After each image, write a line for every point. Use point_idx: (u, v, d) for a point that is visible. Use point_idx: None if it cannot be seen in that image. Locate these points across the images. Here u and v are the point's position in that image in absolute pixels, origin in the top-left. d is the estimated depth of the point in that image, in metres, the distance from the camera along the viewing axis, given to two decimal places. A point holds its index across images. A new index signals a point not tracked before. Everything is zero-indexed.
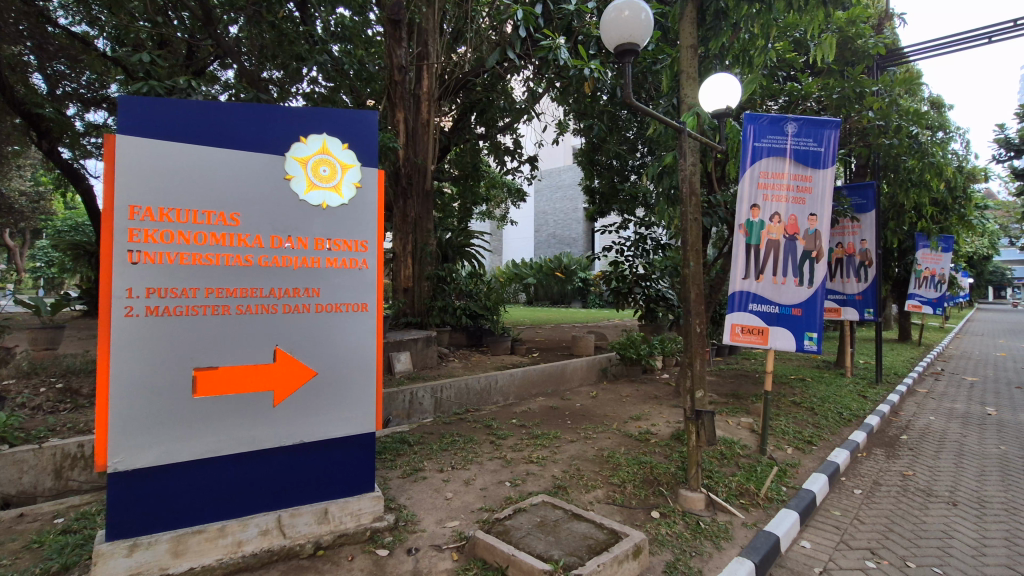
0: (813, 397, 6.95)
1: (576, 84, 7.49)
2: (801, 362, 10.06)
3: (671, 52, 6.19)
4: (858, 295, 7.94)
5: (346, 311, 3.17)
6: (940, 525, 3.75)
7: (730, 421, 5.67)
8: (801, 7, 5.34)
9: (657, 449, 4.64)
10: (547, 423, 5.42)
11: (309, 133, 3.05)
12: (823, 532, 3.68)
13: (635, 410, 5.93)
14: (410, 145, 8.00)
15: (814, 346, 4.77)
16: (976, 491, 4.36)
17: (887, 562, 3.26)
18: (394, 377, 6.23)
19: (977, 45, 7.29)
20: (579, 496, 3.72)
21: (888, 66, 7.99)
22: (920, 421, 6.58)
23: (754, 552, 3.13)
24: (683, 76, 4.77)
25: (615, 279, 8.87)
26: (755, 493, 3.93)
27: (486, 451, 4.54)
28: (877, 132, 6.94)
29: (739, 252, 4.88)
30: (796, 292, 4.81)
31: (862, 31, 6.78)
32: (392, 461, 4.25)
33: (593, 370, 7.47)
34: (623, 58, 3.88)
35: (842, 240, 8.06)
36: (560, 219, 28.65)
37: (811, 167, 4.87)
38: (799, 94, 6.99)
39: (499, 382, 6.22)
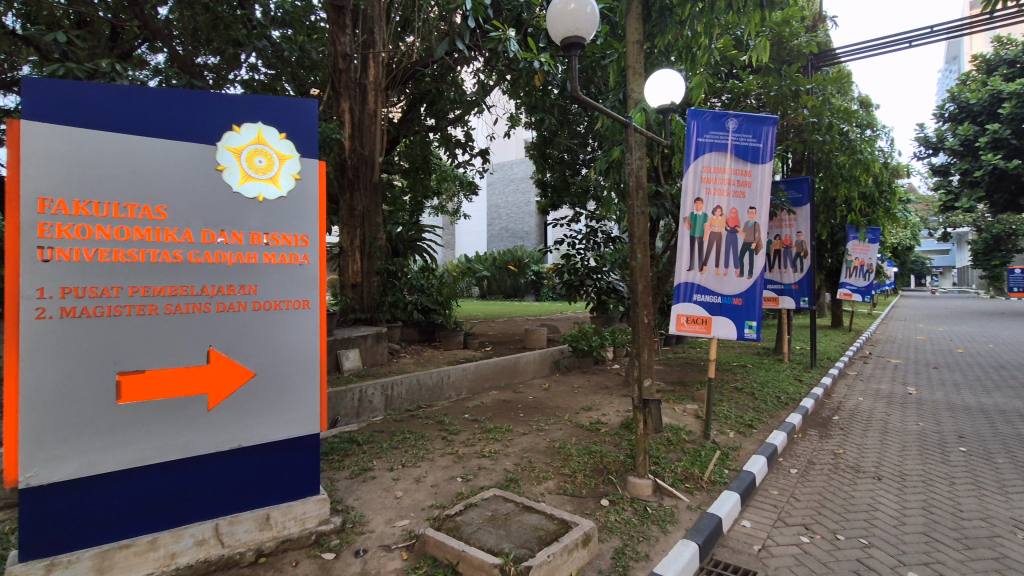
0: (753, 382, 7.29)
1: (526, 77, 7.48)
2: (743, 349, 10.52)
3: (618, 46, 6.28)
4: (794, 284, 8.37)
5: (287, 309, 3.04)
6: (867, 499, 4.02)
7: (676, 408, 5.85)
8: (740, 7, 5.52)
9: (607, 438, 4.73)
10: (500, 416, 5.43)
11: (243, 122, 2.91)
12: (762, 511, 3.86)
13: (586, 400, 6.04)
14: (357, 136, 7.78)
15: (753, 334, 5.00)
16: (898, 466, 4.70)
17: (819, 537, 3.45)
18: (342, 375, 6.06)
19: (897, 49, 7.80)
20: (531, 488, 3.75)
21: (822, 66, 8.31)
22: (850, 402, 7.03)
23: (697, 534, 3.24)
24: (629, 71, 4.80)
25: (567, 272, 8.96)
26: (699, 477, 4.07)
27: (438, 447, 4.50)
28: (811, 128, 7.26)
29: (684, 245, 5.02)
30: (736, 282, 5.01)
31: (796, 31, 7.08)
32: (339, 461, 4.14)
33: (546, 362, 7.54)
34: (569, 52, 3.89)
35: (780, 232, 8.38)
36: (512, 213, 28.74)
37: (751, 162, 5.05)
38: (740, 91, 7.25)
39: (452, 377, 6.17)
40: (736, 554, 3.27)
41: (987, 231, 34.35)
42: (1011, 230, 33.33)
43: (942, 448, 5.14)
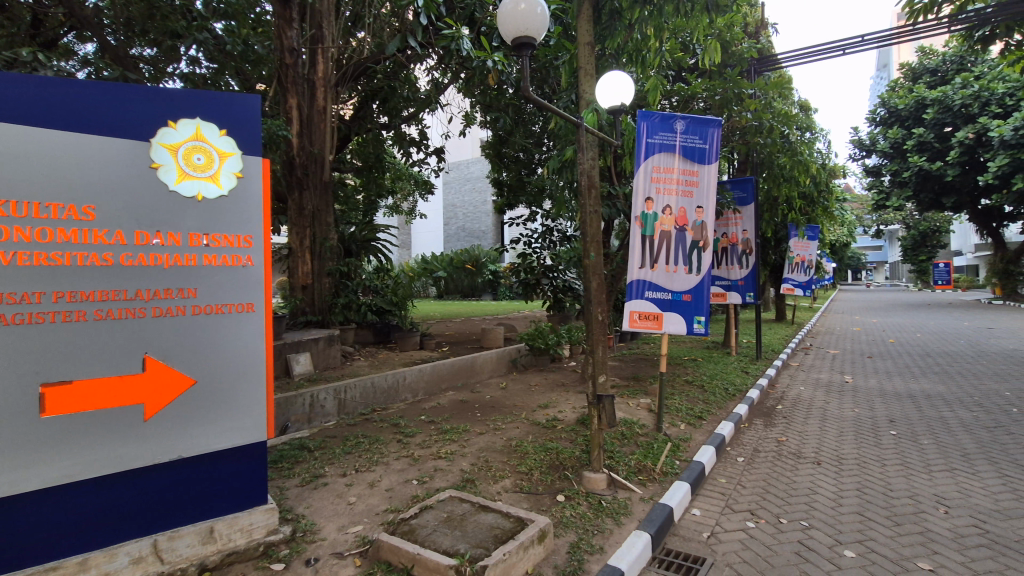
0: (703, 375, 7.56)
1: (479, 76, 7.47)
2: (694, 343, 10.88)
3: (570, 48, 6.37)
4: (740, 280, 8.67)
5: (230, 312, 2.92)
6: (807, 483, 4.24)
7: (630, 403, 5.99)
8: (688, 11, 5.70)
9: (563, 435, 4.79)
10: (457, 417, 5.40)
11: (179, 117, 2.77)
12: (710, 499, 4.00)
13: (543, 398, 6.09)
14: (305, 133, 7.55)
15: (701, 329, 5.18)
16: (835, 450, 4.97)
17: (763, 521, 3.61)
18: (292, 381, 5.87)
19: (832, 56, 8.25)
20: (487, 487, 3.75)
21: (764, 71, 8.66)
22: (792, 392, 7.39)
23: (649, 524, 3.33)
24: (581, 72, 4.86)
25: (524, 271, 9.03)
26: (651, 469, 4.18)
27: (393, 450, 4.43)
28: (753, 131, 7.66)
29: (636, 243, 5.12)
30: (685, 278, 5.19)
31: (737, 36, 7.35)
32: (289, 469, 4.01)
33: (503, 361, 7.56)
34: (520, 51, 3.91)
35: (727, 230, 8.67)
36: (469, 212, 28.67)
37: (698, 162, 5.22)
38: (688, 93, 7.51)
39: (408, 378, 6.10)
40: (686, 541, 3.38)
41: (914, 228, 36.84)
42: (935, 227, 35.84)
43: (874, 433, 5.47)
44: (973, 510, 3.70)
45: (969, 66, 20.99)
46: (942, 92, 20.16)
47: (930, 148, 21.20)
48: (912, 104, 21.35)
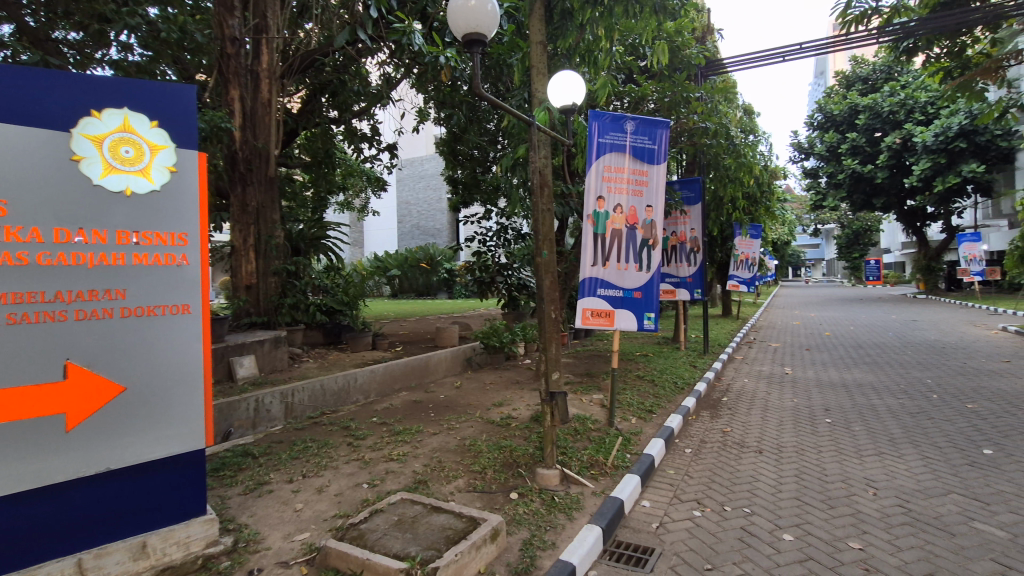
0: (653, 369, 7.77)
1: (432, 72, 7.38)
2: (645, 339, 11.16)
3: (522, 46, 6.40)
4: (689, 277, 8.96)
5: (163, 315, 2.76)
6: (750, 472, 4.42)
7: (583, 399, 6.08)
8: (638, 13, 5.81)
9: (517, 433, 4.80)
10: (409, 418, 5.32)
11: (104, 107, 2.59)
12: (660, 490, 4.12)
13: (497, 396, 6.09)
14: (249, 127, 7.26)
15: (651, 325, 5.32)
16: (776, 439, 5.22)
17: (709, 509, 3.75)
18: (236, 385, 5.62)
19: (773, 62, 8.63)
20: (440, 488, 3.72)
21: (710, 75, 8.93)
22: (737, 384, 7.71)
23: (601, 518, 3.39)
24: (534, 71, 4.87)
25: (479, 269, 9.03)
26: (603, 463, 4.26)
27: (342, 454, 4.32)
28: (700, 133, 7.93)
29: (588, 241, 5.18)
30: (636, 276, 5.31)
31: (686, 41, 7.52)
32: (231, 477, 3.84)
33: (458, 360, 7.51)
34: (471, 48, 3.88)
35: (676, 229, 8.91)
36: (423, 209, 28.35)
37: (647, 163, 5.35)
38: (638, 95, 7.72)
39: (359, 380, 5.95)
40: (636, 533, 3.45)
41: (848, 227, 39.19)
42: (866, 226, 38.23)
43: (811, 421, 5.77)
44: (898, 491, 3.96)
45: (896, 76, 22.49)
46: (872, 99, 21.81)
47: (862, 152, 22.57)
48: (846, 110, 22.75)
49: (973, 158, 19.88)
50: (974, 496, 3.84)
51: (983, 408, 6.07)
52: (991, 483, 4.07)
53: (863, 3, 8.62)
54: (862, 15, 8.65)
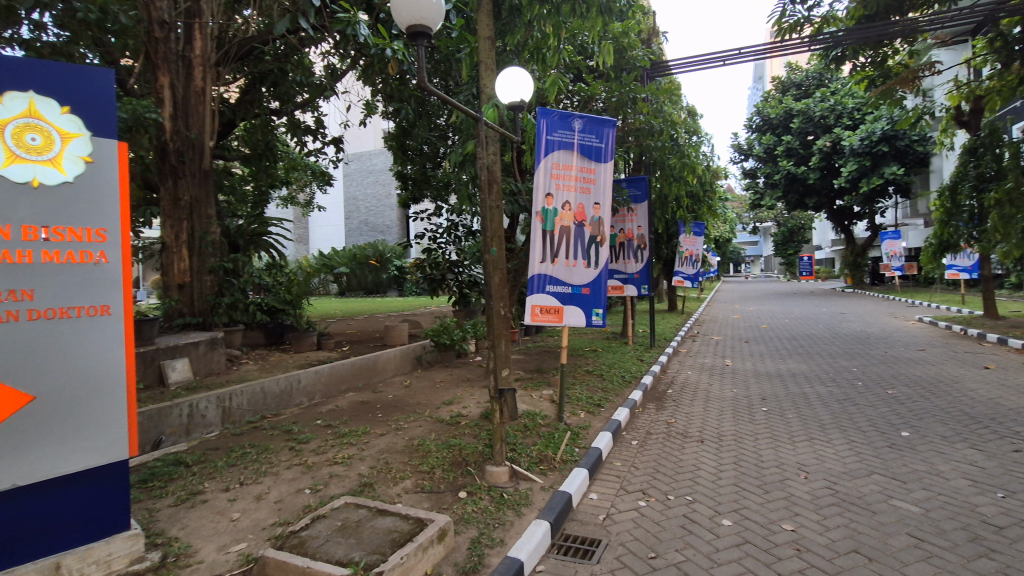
0: (602, 364, 7.92)
1: (379, 64, 7.19)
2: (594, 334, 11.37)
3: (470, 40, 6.34)
4: (636, 273, 9.13)
5: (80, 317, 2.56)
6: (692, 461, 4.58)
7: (533, 395, 6.12)
8: (584, 13, 5.86)
9: (466, 431, 4.77)
10: (355, 419, 5.18)
11: (6, 89, 2.36)
12: (607, 482, 4.20)
13: (447, 394, 6.04)
14: (180, 116, 6.86)
15: (599, 321, 5.41)
16: (717, 428, 5.43)
17: (653, 499, 3.85)
18: (167, 390, 5.31)
19: (714, 65, 8.96)
20: (386, 490, 3.64)
21: (656, 76, 9.14)
22: (681, 376, 7.99)
23: (549, 512, 3.42)
24: (482, 66, 4.82)
25: (429, 266, 8.92)
26: (552, 458, 4.30)
27: (283, 459, 4.16)
28: (645, 133, 8.13)
29: (537, 237, 5.20)
30: (584, 272, 5.38)
31: (632, 43, 7.66)
32: (160, 488, 3.62)
33: (407, 359, 7.39)
34: (415, 40, 3.79)
35: (623, 226, 9.10)
36: (372, 205, 27.74)
37: (595, 160, 5.42)
38: (586, 94, 7.83)
39: (303, 382, 5.75)
40: (584, 525, 3.50)
41: (784, 225, 41.39)
42: (800, 224, 40.53)
43: (749, 410, 6.04)
44: (826, 474, 4.21)
45: (826, 83, 23.87)
46: (805, 104, 23.08)
47: (796, 154, 23.86)
48: (782, 113, 23.95)
49: (894, 161, 21.43)
50: (893, 476, 4.13)
51: (901, 393, 6.55)
52: (907, 463, 4.39)
53: (796, 13, 9.15)
54: (795, 24, 9.21)
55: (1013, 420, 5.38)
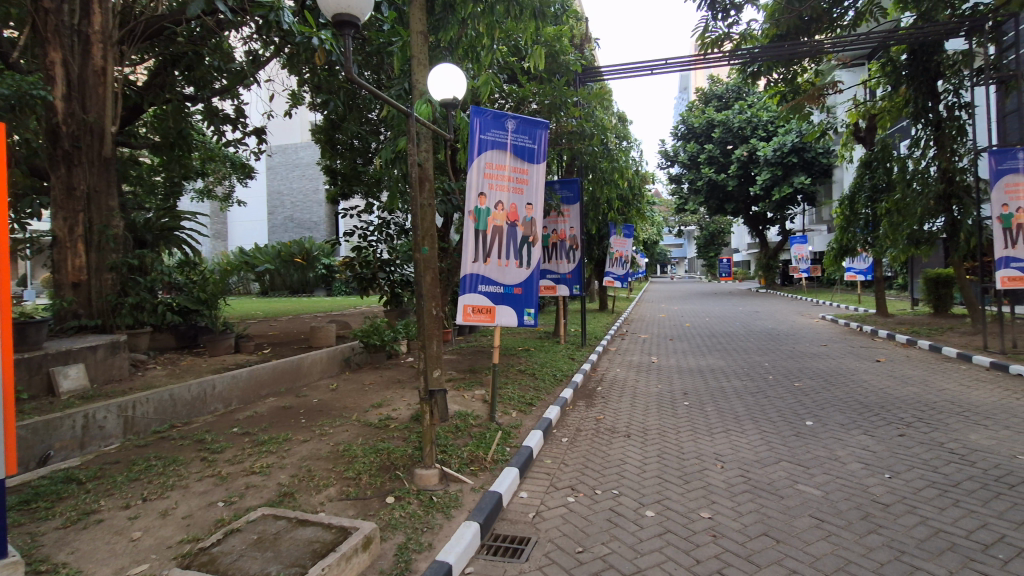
0: (534, 363, 8.02)
1: (305, 53, 6.88)
2: (527, 334, 11.50)
3: (402, 34, 6.20)
4: (568, 273, 9.27)
5: None
6: (619, 455, 4.73)
7: (465, 395, 6.08)
8: (517, 15, 5.90)
9: (395, 434, 4.65)
10: (276, 426, 4.92)
11: None
12: (537, 480, 4.23)
13: (377, 397, 5.87)
14: (75, 97, 6.25)
15: (531, 320, 5.45)
16: (643, 423, 5.65)
17: (582, 494, 3.94)
18: (58, 399, 4.79)
19: (643, 74, 9.32)
20: (308, 499, 3.47)
21: (588, 82, 9.38)
22: (610, 374, 8.25)
23: (479, 513, 3.39)
24: (414, 61, 4.71)
25: (359, 264, 8.65)
26: (482, 459, 4.28)
27: (194, 471, 3.87)
28: (577, 136, 8.31)
29: (469, 237, 5.16)
30: (516, 272, 5.40)
31: (564, 47, 7.83)
32: (46, 509, 3.26)
33: (334, 361, 7.12)
34: (342, 29, 3.66)
35: (556, 228, 9.24)
36: (297, 200, 26.59)
37: (527, 161, 5.47)
38: (519, 95, 7.88)
39: (217, 387, 5.39)
40: (513, 524, 3.50)
41: (705, 228, 43.83)
42: (720, 228, 43.08)
43: (672, 405, 6.32)
44: (740, 463, 4.47)
45: (744, 96, 25.52)
46: (724, 115, 24.61)
47: (717, 162, 25.35)
48: (705, 123, 25.36)
49: (802, 171, 23.27)
50: (798, 462, 4.47)
51: (806, 385, 7.11)
52: (811, 450, 4.76)
53: (718, 29, 9.71)
54: (717, 39, 9.75)
55: (899, 407, 5.98)
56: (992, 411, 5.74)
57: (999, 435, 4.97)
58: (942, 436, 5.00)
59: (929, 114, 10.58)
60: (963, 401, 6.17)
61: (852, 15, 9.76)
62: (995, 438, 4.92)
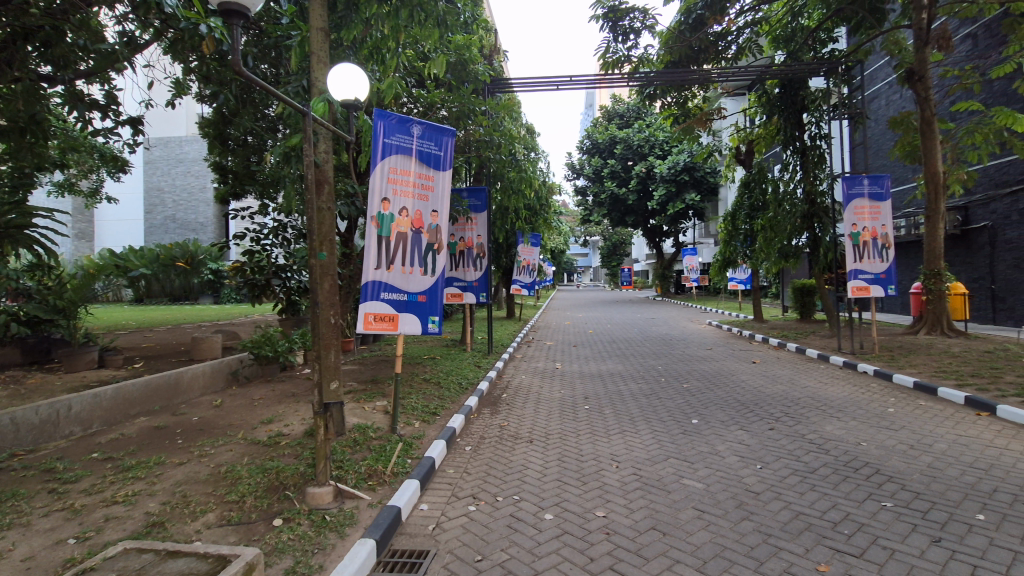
0: (440, 371, 7.94)
1: (189, 40, 6.32)
2: (434, 342, 11.39)
3: (301, 29, 5.90)
4: (474, 281, 9.28)
5: None
6: (521, 461, 4.79)
7: (366, 407, 5.87)
8: (421, 20, 5.87)
9: (286, 451, 4.37)
10: (146, 448, 4.43)
11: None
12: (438, 491, 4.17)
13: (267, 412, 5.49)
14: None
15: (435, 329, 5.39)
16: (544, 428, 5.79)
17: (483, 503, 3.94)
18: None
19: (549, 88, 9.66)
20: (182, 528, 3.15)
21: (497, 92, 9.56)
22: (516, 380, 8.39)
23: (375, 529, 3.28)
24: (313, 58, 4.52)
25: (251, 269, 8.07)
26: (382, 472, 4.14)
27: (38, 506, 3.36)
28: (485, 145, 8.39)
29: (371, 243, 4.99)
30: (421, 280, 5.32)
31: (474, 57, 7.86)
32: None
33: (219, 376, 6.56)
34: (229, 19, 3.44)
35: (463, 235, 9.22)
36: (181, 199, 24.43)
37: (433, 168, 5.43)
38: (427, 101, 7.81)
39: (74, 408, 4.73)
40: (412, 538, 3.42)
41: (608, 238, 46.24)
42: (622, 239, 45.66)
43: (573, 409, 6.54)
44: (633, 462, 4.72)
45: (643, 116, 27.37)
46: (625, 133, 26.28)
47: (619, 177, 26.91)
48: (608, 140, 26.93)
49: (693, 188, 25.30)
50: (684, 459, 4.81)
51: (694, 386, 7.69)
52: (696, 446, 5.15)
53: (618, 51, 10.33)
54: (617, 60, 10.38)
55: (771, 404, 6.65)
56: (843, 404, 6.58)
57: (848, 425, 5.69)
58: (804, 428, 5.63)
59: (797, 142, 11.98)
60: (821, 396, 7.02)
61: (734, 49, 10.79)
62: (845, 428, 5.63)
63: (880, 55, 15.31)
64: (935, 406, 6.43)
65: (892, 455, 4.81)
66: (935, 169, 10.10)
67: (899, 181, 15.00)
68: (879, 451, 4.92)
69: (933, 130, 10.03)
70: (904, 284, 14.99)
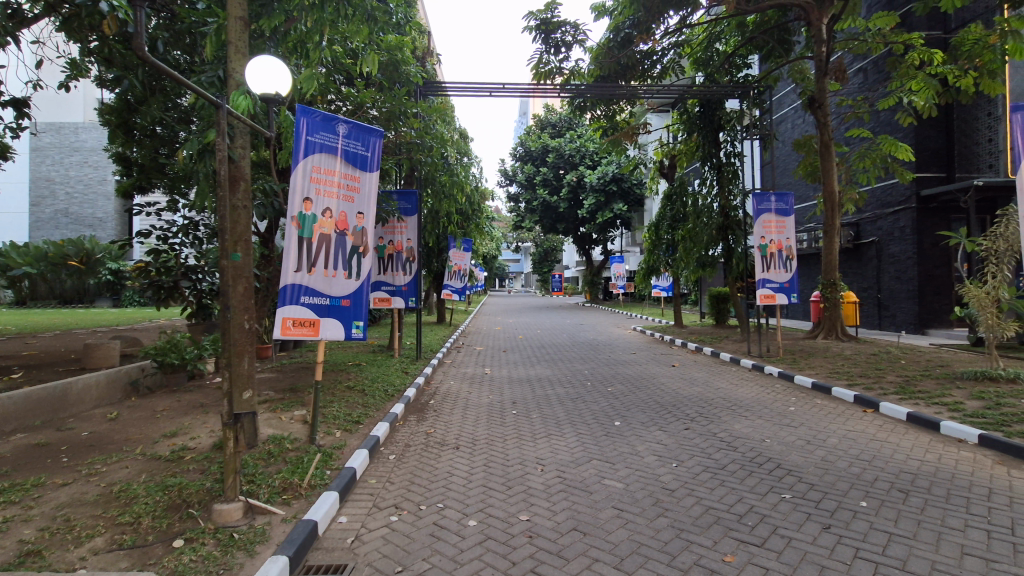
0: (365, 378, 7.70)
1: (87, 17, 5.75)
2: (360, 348, 11.04)
3: (218, 16, 5.55)
4: (404, 286, 9.15)
5: None
6: (446, 469, 4.74)
7: (282, 417, 5.57)
8: (349, 16, 5.69)
9: (191, 466, 4.07)
10: (23, 469, 3.95)
11: None
12: (359, 502, 4.04)
13: (171, 425, 5.08)
14: None
15: (359, 334, 5.23)
16: (471, 434, 5.77)
17: (405, 512, 3.86)
18: None
19: (482, 95, 9.70)
20: (63, 556, 2.84)
21: (429, 95, 9.47)
22: (444, 386, 8.30)
23: (289, 545, 3.11)
24: (230, 48, 4.27)
25: (157, 270, 7.46)
26: (298, 485, 3.95)
27: None
28: (415, 147, 8.23)
29: (291, 245, 4.77)
30: (344, 284, 5.15)
31: (406, 58, 7.74)
32: None
33: (115, 386, 6.01)
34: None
35: (393, 238, 9.00)
36: (75, 190, 22.20)
37: (359, 168, 5.27)
38: (356, 99, 7.58)
39: None
40: (329, 552, 3.28)
41: (539, 246, 47.15)
42: (553, 247, 46.71)
43: (501, 414, 6.57)
44: (557, 465, 4.82)
45: (574, 127, 28.17)
46: (558, 143, 26.90)
47: (551, 185, 27.52)
48: (540, 148, 27.45)
49: (621, 199, 26.35)
50: (606, 460, 4.96)
51: (617, 390, 7.96)
52: (617, 447, 5.33)
53: (550, 63, 10.56)
54: (549, 71, 10.59)
55: (687, 405, 7.02)
56: (751, 404, 7.06)
57: (755, 424, 6.12)
58: (716, 428, 5.98)
59: (714, 158, 12.78)
60: (731, 397, 7.50)
61: (659, 68, 11.31)
62: (752, 426, 6.05)
63: (787, 83, 16.69)
64: (829, 404, 7.05)
65: (792, 450, 5.21)
66: (832, 188, 11.13)
67: (802, 199, 16.39)
68: (781, 446, 5.32)
69: (830, 153, 11.05)
70: (805, 292, 16.38)
